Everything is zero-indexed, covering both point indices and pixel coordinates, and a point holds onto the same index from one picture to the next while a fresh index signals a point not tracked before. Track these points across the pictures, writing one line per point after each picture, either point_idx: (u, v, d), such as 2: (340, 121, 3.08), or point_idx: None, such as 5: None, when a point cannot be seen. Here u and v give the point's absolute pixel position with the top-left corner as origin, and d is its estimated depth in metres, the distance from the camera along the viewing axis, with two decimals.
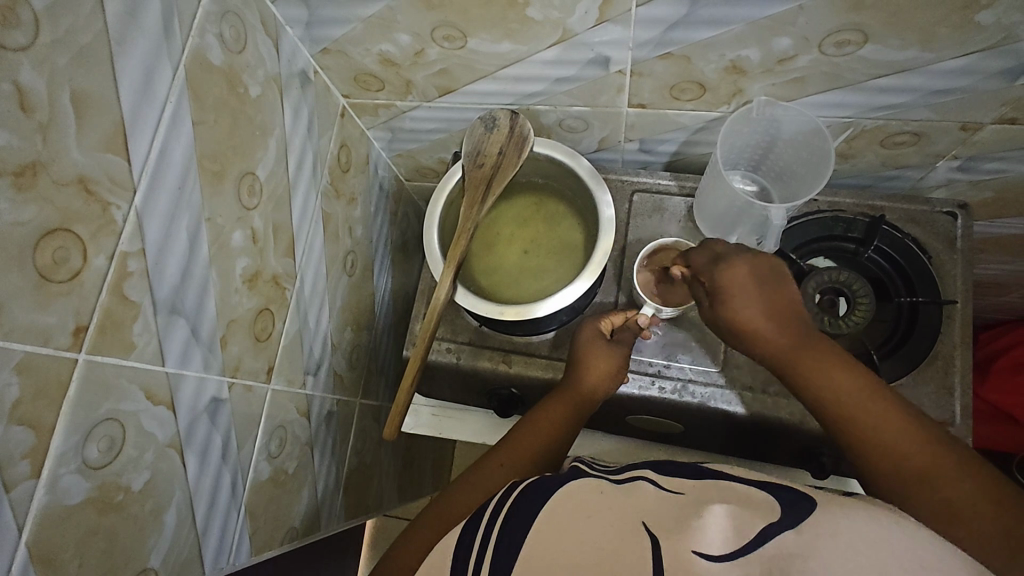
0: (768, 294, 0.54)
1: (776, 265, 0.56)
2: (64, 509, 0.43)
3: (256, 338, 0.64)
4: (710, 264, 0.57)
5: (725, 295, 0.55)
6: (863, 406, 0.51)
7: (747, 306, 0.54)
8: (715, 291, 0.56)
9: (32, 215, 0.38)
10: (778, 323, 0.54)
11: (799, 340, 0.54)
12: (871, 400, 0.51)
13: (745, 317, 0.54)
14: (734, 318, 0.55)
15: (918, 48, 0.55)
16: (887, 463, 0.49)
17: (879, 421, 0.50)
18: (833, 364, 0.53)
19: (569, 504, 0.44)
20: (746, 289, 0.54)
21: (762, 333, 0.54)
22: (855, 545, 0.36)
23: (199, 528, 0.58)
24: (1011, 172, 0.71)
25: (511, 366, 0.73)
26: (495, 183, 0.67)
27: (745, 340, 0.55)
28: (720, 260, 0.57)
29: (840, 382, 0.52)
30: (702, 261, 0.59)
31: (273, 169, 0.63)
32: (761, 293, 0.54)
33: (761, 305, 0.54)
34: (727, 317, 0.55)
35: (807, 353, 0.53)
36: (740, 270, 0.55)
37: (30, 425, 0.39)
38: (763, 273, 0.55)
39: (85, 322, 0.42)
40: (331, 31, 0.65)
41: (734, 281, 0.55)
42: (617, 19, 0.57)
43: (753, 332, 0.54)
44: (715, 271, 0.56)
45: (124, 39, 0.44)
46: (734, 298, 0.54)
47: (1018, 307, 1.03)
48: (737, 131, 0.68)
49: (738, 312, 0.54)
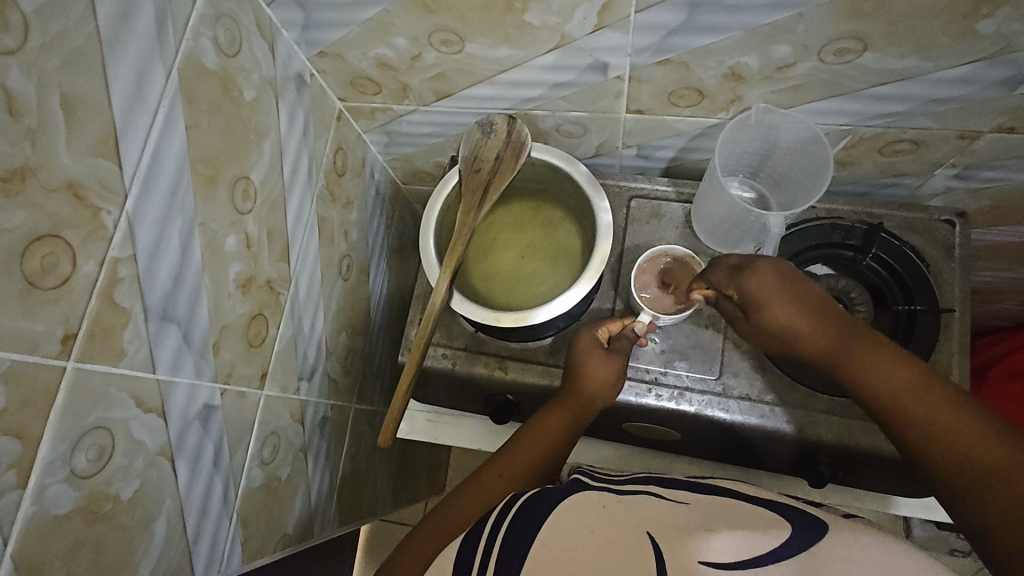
0: (800, 291, 0.53)
1: (798, 270, 0.55)
2: (52, 519, 0.42)
3: (249, 343, 0.63)
4: (732, 276, 0.57)
5: (757, 307, 0.53)
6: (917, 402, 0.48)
7: (785, 311, 0.52)
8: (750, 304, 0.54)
9: (20, 221, 0.38)
10: (823, 325, 0.52)
11: (848, 338, 0.52)
12: (924, 396, 0.48)
13: (786, 325, 0.52)
14: (775, 330, 0.53)
15: (917, 57, 0.55)
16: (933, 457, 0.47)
17: (936, 418, 0.47)
18: (886, 358, 0.51)
19: (572, 517, 0.44)
20: (778, 296, 0.52)
21: (800, 336, 0.53)
22: (865, 567, 0.36)
23: (190, 537, 0.57)
24: (1009, 181, 0.71)
25: (507, 373, 0.73)
26: (492, 188, 0.66)
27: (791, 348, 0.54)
28: (744, 272, 0.56)
29: (893, 375, 0.50)
30: (723, 277, 0.58)
31: (267, 173, 0.63)
32: (793, 296, 0.52)
33: (802, 310, 0.52)
34: (763, 326, 0.54)
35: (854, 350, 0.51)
36: (767, 277, 0.53)
37: (17, 434, 0.38)
38: (790, 278, 0.53)
39: (74, 330, 0.42)
40: (328, 34, 0.64)
41: (764, 292, 0.53)
42: (615, 25, 0.56)
43: (796, 339, 0.53)
44: (738, 281, 0.55)
45: (116, 42, 0.43)
46: (770, 306, 0.53)
47: (1015, 314, 1.03)
48: (735, 138, 0.67)
49: (778, 317, 0.52)
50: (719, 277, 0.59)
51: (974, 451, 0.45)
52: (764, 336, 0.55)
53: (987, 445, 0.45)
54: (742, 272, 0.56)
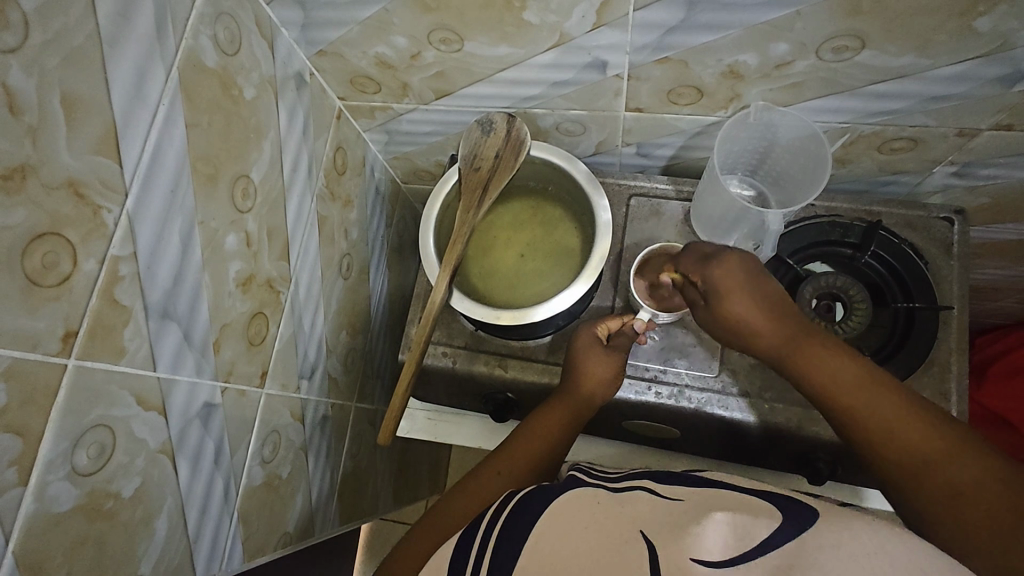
0: (762, 288, 0.53)
1: (760, 263, 0.54)
2: (53, 516, 0.42)
3: (250, 342, 0.63)
4: (699, 265, 0.55)
5: (718, 294, 0.52)
6: (858, 396, 0.50)
7: (742, 304, 0.52)
8: (709, 293, 0.54)
9: (20, 219, 0.38)
10: (774, 320, 0.52)
11: (794, 333, 0.52)
12: (869, 391, 0.50)
13: (742, 317, 0.52)
14: (735, 322, 0.53)
15: (914, 55, 0.55)
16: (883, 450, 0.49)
17: (882, 414, 0.49)
18: (827, 352, 0.52)
19: (565, 514, 0.44)
20: (739, 289, 0.52)
21: (757, 329, 0.53)
22: (856, 556, 0.36)
23: (191, 534, 0.57)
24: (1007, 178, 0.71)
25: (507, 370, 0.73)
26: (491, 186, 0.67)
27: (744, 338, 0.54)
28: (709, 262, 0.54)
29: (835, 370, 0.51)
30: (691, 263, 0.57)
31: (267, 172, 0.63)
32: (754, 292, 0.52)
33: (759, 304, 0.52)
34: (722, 315, 0.53)
35: (799, 344, 0.52)
36: (730, 269, 0.52)
37: (17, 432, 0.38)
38: (753, 271, 0.53)
39: (75, 327, 0.42)
40: (327, 33, 0.65)
41: (727, 283, 0.52)
42: (614, 23, 0.56)
43: (749, 331, 0.53)
44: (705, 270, 0.54)
45: (116, 41, 0.43)
46: (730, 297, 0.52)
47: (1013, 312, 1.03)
48: (734, 136, 0.68)
49: (737, 311, 0.52)
50: (688, 263, 0.57)
51: (915, 442, 0.47)
52: (721, 326, 0.55)
53: (927, 437, 0.47)
54: (710, 260, 0.54)
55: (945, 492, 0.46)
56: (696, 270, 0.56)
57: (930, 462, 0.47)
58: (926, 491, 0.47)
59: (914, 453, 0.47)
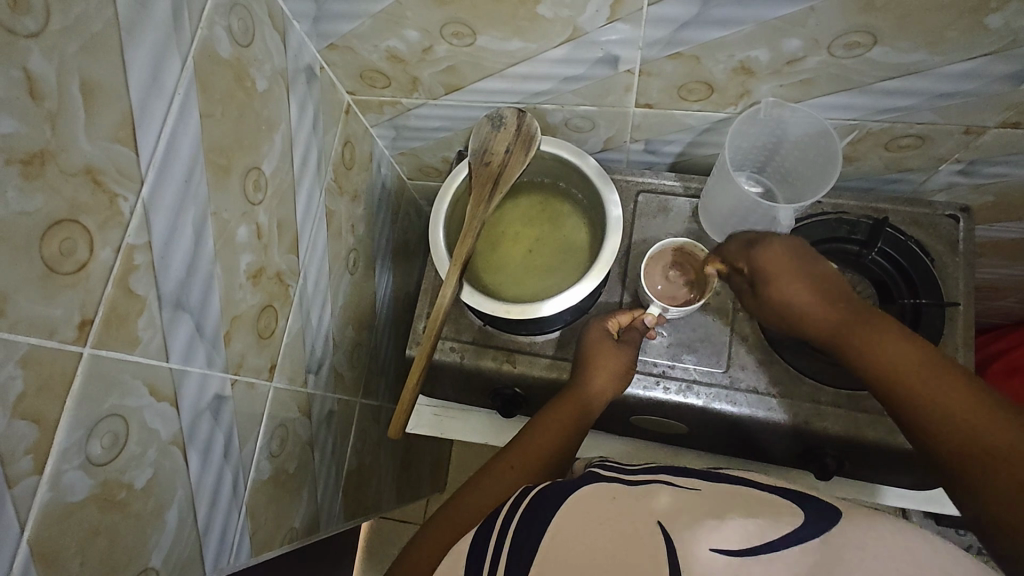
0: (815, 275, 0.55)
1: (810, 248, 0.57)
2: (67, 506, 0.42)
3: (260, 334, 0.63)
4: (745, 250, 0.59)
5: (766, 274, 0.56)
6: (922, 375, 0.48)
7: (785, 281, 0.55)
8: (757, 276, 0.57)
9: (40, 204, 0.37)
10: (825, 301, 0.54)
11: (847, 314, 0.53)
12: (924, 369, 0.48)
13: (789, 297, 0.55)
14: (776, 297, 0.56)
15: (925, 52, 0.56)
16: (942, 429, 0.46)
17: (940, 396, 0.46)
18: (891, 333, 0.51)
19: (582, 510, 0.44)
20: (784, 271, 0.55)
21: (803, 307, 0.54)
22: (881, 555, 0.36)
23: (201, 528, 0.57)
24: (1012, 176, 0.71)
25: (515, 366, 0.73)
26: (502, 180, 0.67)
27: (792, 321, 0.56)
28: (753, 248, 0.58)
29: (892, 347, 0.50)
30: (737, 251, 0.60)
31: (278, 164, 0.63)
32: (803, 273, 0.55)
33: (810, 286, 0.54)
34: (770, 296, 0.56)
35: (853, 320, 0.53)
36: (775, 252, 0.56)
37: (33, 420, 0.38)
38: (801, 254, 0.56)
39: (91, 315, 0.42)
40: (339, 26, 0.65)
41: (771, 261, 0.56)
42: (627, 18, 0.57)
43: (798, 311, 0.55)
44: (752, 254, 0.58)
45: (135, 28, 0.43)
46: (779, 277, 0.55)
47: (1013, 311, 1.04)
48: (744, 133, 0.68)
49: (784, 290, 0.55)
50: (733, 253, 0.61)
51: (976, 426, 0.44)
52: (768, 309, 0.57)
53: (996, 424, 0.43)
54: (755, 247, 0.58)
55: (992, 472, 0.42)
56: (740, 257, 0.59)
57: (988, 445, 0.43)
58: (975, 475, 0.43)
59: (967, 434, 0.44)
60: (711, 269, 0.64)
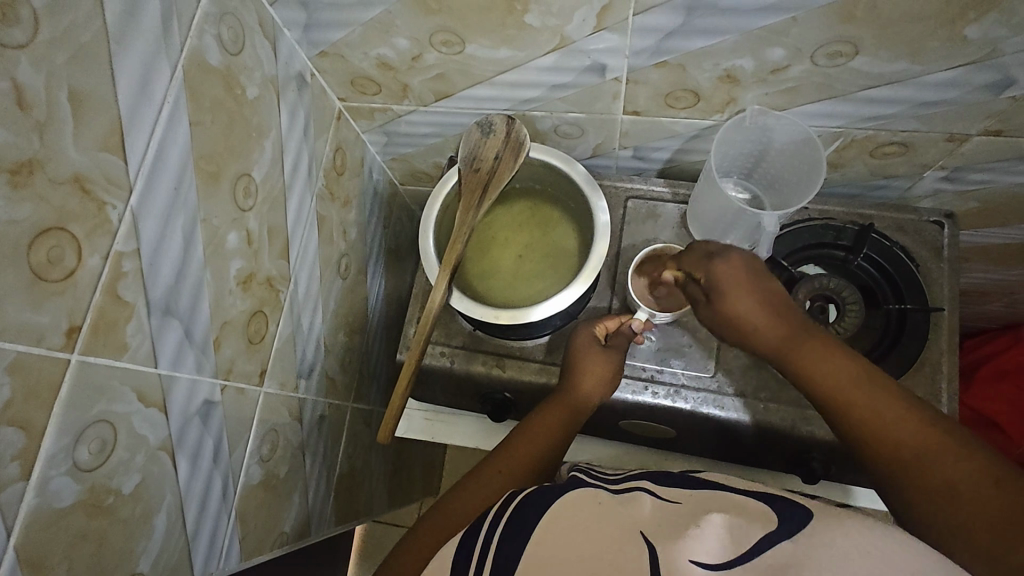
0: (766, 291, 0.55)
1: (761, 264, 0.57)
2: (54, 512, 0.42)
3: (249, 340, 0.63)
4: (704, 263, 0.57)
5: (721, 291, 0.54)
6: (883, 415, 0.49)
7: (749, 304, 0.54)
8: (712, 291, 0.55)
9: (27, 213, 0.38)
10: (780, 323, 0.54)
11: (798, 335, 0.54)
12: (867, 389, 0.50)
13: (750, 317, 0.54)
14: (732, 317, 0.55)
15: (906, 61, 0.56)
16: (884, 447, 0.49)
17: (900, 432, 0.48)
18: (831, 356, 0.53)
19: (567, 515, 0.44)
20: (742, 287, 0.54)
21: (759, 326, 0.54)
22: (857, 556, 0.36)
23: (190, 532, 0.57)
24: (995, 183, 0.72)
25: (504, 370, 0.73)
26: (491, 187, 0.67)
27: (745, 337, 0.56)
28: (711, 260, 0.56)
29: (836, 371, 0.52)
30: (696, 260, 0.58)
31: (268, 171, 0.63)
32: (757, 289, 0.54)
33: (766, 304, 0.54)
34: (722, 313, 0.55)
35: (810, 351, 0.53)
36: (735, 269, 0.54)
37: (21, 426, 0.38)
38: (754, 270, 0.55)
39: (79, 322, 0.42)
40: (330, 34, 0.65)
41: (728, 280, 0.54)
42: (613, 28, 0.57)
43: (753, 330, 0.55)
44: (709, 268, 0.56)
45: (123, 38, 0.43)
46: (734, 293, 0.54)
47: (1001, 315, 1.05)
48: (730, 140, 0.69)
49: (739, 308, 0.54)
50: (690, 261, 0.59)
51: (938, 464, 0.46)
52: (723, 325, 0.56)
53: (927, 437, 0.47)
54: (713, 259, 0.56)
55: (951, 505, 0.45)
56: (699, 267, 0.57)
57: (925, 460, 0.47)
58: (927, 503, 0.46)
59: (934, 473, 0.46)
60: (670, 276, 0.63)
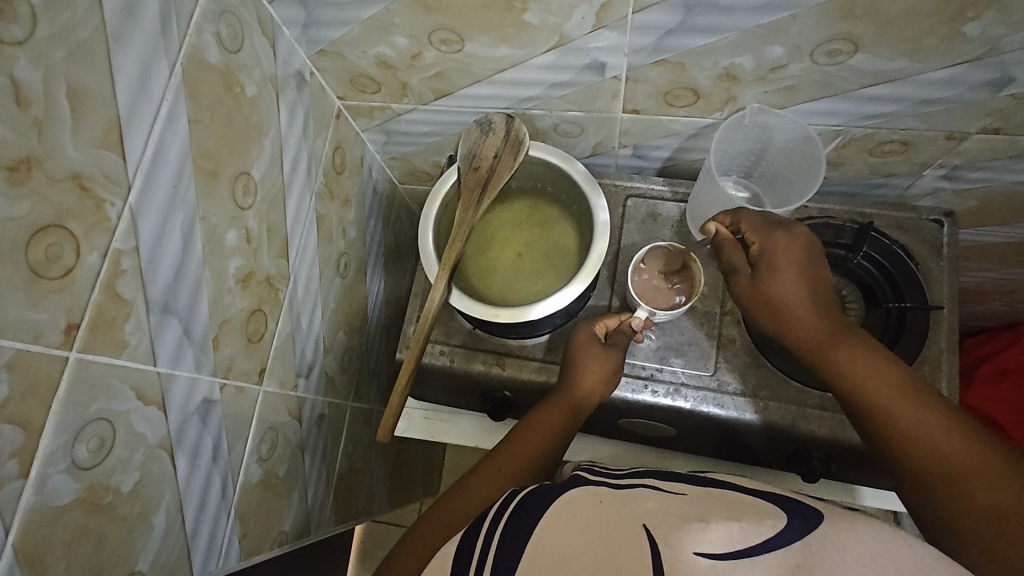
0: (814, 278, 0.56)
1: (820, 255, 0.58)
2: (53, 510, 0.42)
3: (249, 339, 0.63)
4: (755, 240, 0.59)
5: (773, 267, 0.56)
6: (923, 423, 0.50)
7: (792, 284, 0.55)
8: (762, 267, 0.57)
9: (25, 210, 0.38)
10: (820, 309, 0.55)
11: (838, 327, 0.55)
12: (908, 396, 0.51)
13: (790, 295, 0.55)
14: (773, 294, 0.55)
15: (905, 59, 0.56)
16: (921, 455, 0.49)
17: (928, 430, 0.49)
18: (873, 356, 0.53)
19: (567, 514, 0.44)
20: (793, 266, 0.55)
21: (797, 309, 0.55)
22: (861, 557, 0.36)
23: (189, 531, 0.57)
24: (994, 181, 0.72)
25: (504, 369, 0.73)
26: (491, 185, 0.67)
27: (779, 320, 0.56)
28: (768, 237, 0.58)
29: (878, 370, 0.53)
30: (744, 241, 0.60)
31: (268, 169, 0.63)
32: (808, 273, 0.56)
33: (811, 289, 0.55)
34: (764, 291, 0.56)
35: (843, 338, 0.54)
36: (790, 249, 0.56)
37: (19, 424, 0.38)
38: (808, 257, 0.57)
39: (77, 320, 0.42)
40: (329, 32, 0.65)
41: (784, 257, 0.56)
42: (613, 26, 0.57)
43: (790, 311, 0.55)
44: (766, 244, 0.57)
45: (122, 36, 0.43)
46: (784, 270, 0.55)
47: (1000, 314, 1.05)
48: (730, 139, 0.69)
49: (780, 286, 0.55)
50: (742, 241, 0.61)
51: (959, 464, 0.47)
52: (759, 304, 0.57)
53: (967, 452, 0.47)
54: (772, 233, 0.58)
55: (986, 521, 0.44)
56: (753, 241, 0.59)
57: (964, 474, 0.47)
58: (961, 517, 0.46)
59: (955, 473, 0.47)
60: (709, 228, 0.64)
